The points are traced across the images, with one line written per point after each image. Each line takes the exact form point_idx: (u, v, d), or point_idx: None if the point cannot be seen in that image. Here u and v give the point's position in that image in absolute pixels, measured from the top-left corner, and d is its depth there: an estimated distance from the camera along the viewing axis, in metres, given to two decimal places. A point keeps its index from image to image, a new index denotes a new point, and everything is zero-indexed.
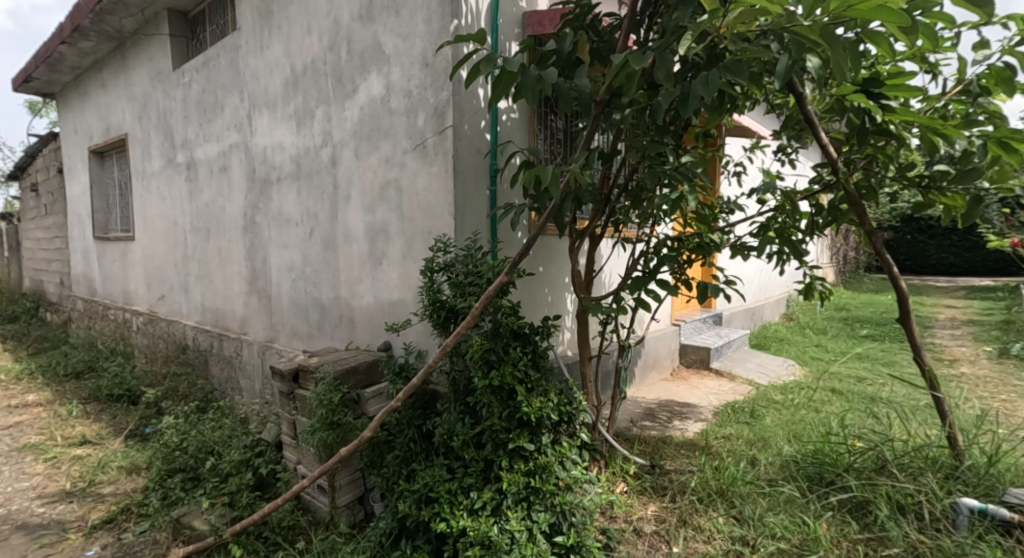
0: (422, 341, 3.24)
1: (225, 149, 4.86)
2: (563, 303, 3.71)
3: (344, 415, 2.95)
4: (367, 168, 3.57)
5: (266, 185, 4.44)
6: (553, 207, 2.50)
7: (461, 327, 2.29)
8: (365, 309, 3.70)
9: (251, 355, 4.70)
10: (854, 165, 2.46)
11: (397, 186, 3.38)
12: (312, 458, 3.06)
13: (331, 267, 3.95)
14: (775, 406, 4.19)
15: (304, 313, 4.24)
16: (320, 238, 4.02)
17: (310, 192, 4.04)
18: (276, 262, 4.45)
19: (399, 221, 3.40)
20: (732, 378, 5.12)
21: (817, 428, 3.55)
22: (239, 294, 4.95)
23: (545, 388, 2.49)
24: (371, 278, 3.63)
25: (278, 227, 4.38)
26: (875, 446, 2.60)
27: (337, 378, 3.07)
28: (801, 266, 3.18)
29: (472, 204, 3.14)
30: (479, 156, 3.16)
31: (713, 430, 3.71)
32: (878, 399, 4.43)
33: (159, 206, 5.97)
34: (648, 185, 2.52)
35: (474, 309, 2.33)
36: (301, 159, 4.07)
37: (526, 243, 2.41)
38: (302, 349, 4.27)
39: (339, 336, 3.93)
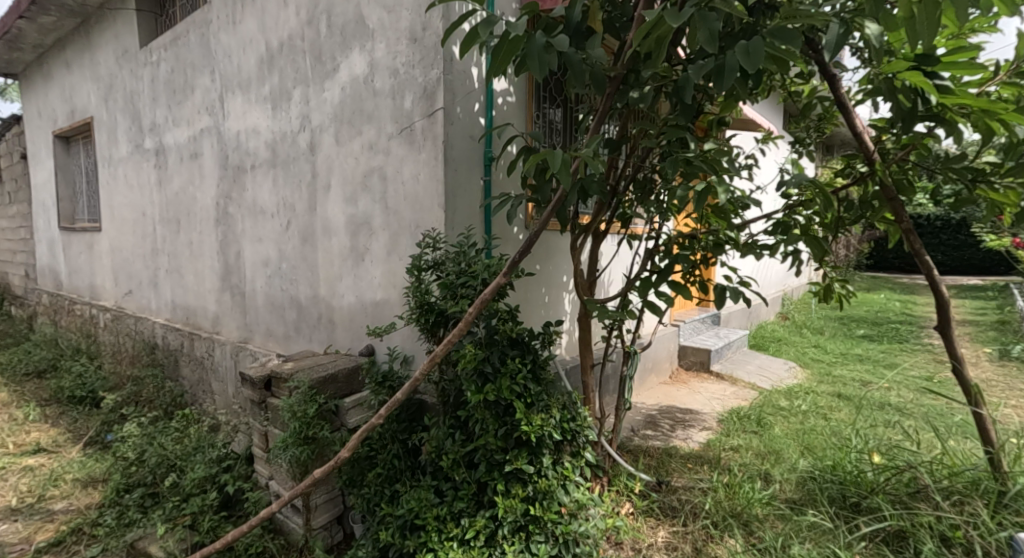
0: (408, 346, 2.94)
1: (195, 134, 4.49)
2: (560, 304, 3.44)
3: (320, 429, 2.66)
4: (348, 155, 3.25)
5: (240, 174, 4.10)
6: (559, 198, 2.15)
7: (452, 335, 2.01)
8: (346, 309, 3.39)
9: (224, 356, 4.36)
10: (890, 156, 2.21)
11: (382, 174, 3.08)
12: (285, 475, 2.76)
13: (310, 263, 3.63)
14: (783, 414, 3.97)
15: (280, 312, 3.92)
16: (298, 232, 3.69)
17: (286, 182, 3.71)
18: (250, 257, 4.12)
19: (384, 214, 3.09)
20: (734, 381, 4.91)
21: (831, 439, 3.33)
22: (211, 290, 4.60)
23: (547, 403, 2.22)
24: (353, 275, 3.33)
25: (252, 219, 4.05)
26: (913, 467, 2.39)
27: (313, 387, 2.77)
28: (821, 267, 2.91)
29: (464, 196, 2.85)
30: (472, 143, 2.87)
31: (722, 441, 3.47)
32: (887, 405, 4.24)
33: (127, 195, 5.57)
34: (667, 175, 2.22)
35: (467, 315, 2.03)
36: (278, 145, 3.73)
37: (528, 240, 2.11)
38: (278, 351, 3.95)
39: (318, 338, 3.62)
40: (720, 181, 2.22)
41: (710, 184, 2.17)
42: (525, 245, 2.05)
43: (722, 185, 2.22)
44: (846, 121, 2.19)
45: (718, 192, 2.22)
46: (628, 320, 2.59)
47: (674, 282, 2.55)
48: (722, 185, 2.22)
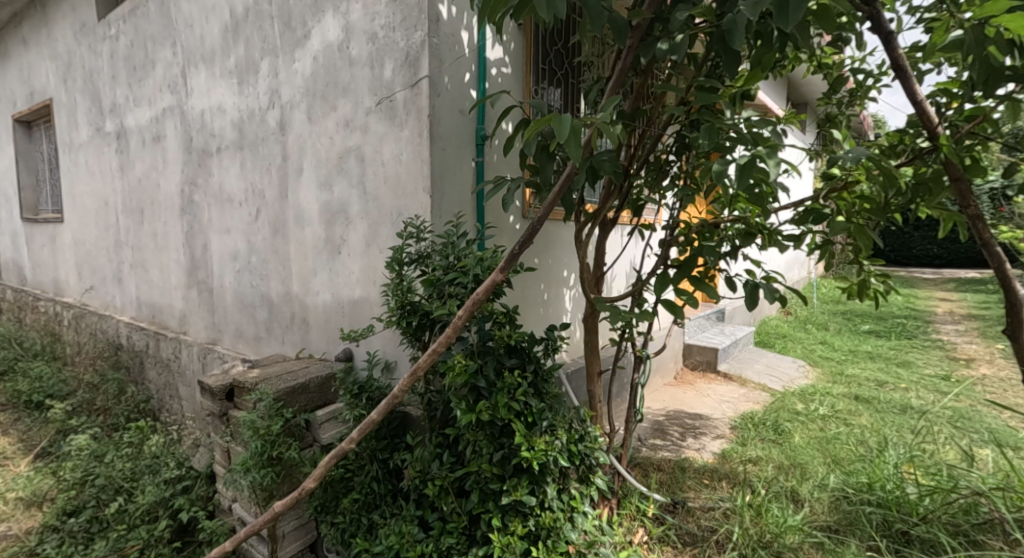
0: (389, 351, 2.59)
1: (157, 115, 4.07)
2: (559, 302, 3.10)
3: (287, 448, 2.31)
4: (322, 134, 2.87)
5: (205, 158, 3.69)
6: (567, 178, 1.76)
7: (437, 344, 1.66)
8: (321, 308, 3.03)
9: (191, 359, 3.98)
10: (955, 130, 1.88)
11: (359, 155, 2.70)
12: (249, 501, 2.41)
13: (281, 256, 3.25)
14: (802, 419, 3.66)
15: (250, 311, 3.54)
16: (268, 222, 3.31)
17: (255, 165, 3.32)
18: (218, 250, 3.73)
19: (362, 200, 2.72)
20: (743, 383, 4.60)
21: (859, 450, 3.05)
22: (177, 286, 4.20)
23: (551, 423, 1.88)
24: (328, 270, 2.96)
25: (219, 208, 3.65)
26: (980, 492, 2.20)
27: (279, 399, 2.40)
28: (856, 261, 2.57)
29: (453, 179, 2.49)
30: (462, 119, 2.51)
31: (739, 452, 3.15)
32: (909, 409, 3.97)
33: (89, 183, 5.13)
34: (701, 146, 1.83)
35: (456, 319, 1.68)
36: (245, 125, 3.33)
37: (529, 228, 1.75)
38: (249, 354, 3.58)
39: (291, 339, 3.26)
40: (770, 150, 1.72)
41: (758, 154, 1.67)
42: (524, 235, 1.69)
43: (775, 157, 1.70)
44: (904, 88, 1.84)
45: (772, 165, 1.71)
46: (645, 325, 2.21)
47: (700, 281, 2.16)
48: (774, 157, 1.70)
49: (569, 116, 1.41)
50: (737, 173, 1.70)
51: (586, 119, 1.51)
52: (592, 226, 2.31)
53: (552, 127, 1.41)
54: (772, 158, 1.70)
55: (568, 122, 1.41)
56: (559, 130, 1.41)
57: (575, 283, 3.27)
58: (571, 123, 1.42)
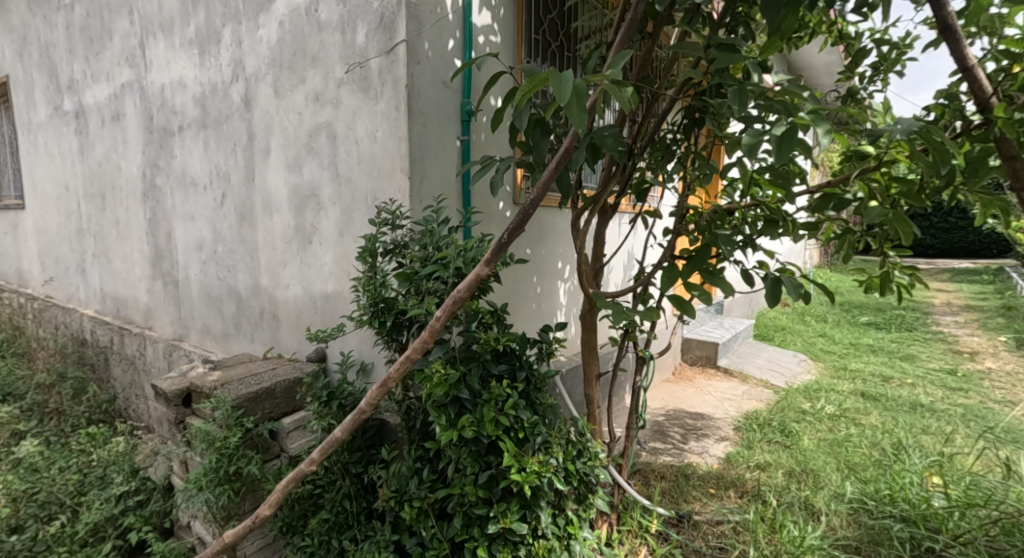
0: (366, 351, 2.33)
1: (116, 91, 3.73)
2: (552, 295, 2.87)
3: (248, 462, 2.05)
4: (290, 110, 2.58)
5: (167, 138, 3.37)
6: (566, 153, 1.49)
7: (411, 351, 1.40)
8: (292, 303, 2.76)
9: (156, 356, 3.70)
10: (1009, 101, 1.63)
11: (330, 132, 2.43)
12: (207, 520, 2.15)
13: (249, 246, 2.97)
14: (809, 419, 3.46)
15: (218, 305, 3.26)
16: (234, 208, 3.02)
17: (218, 145, 3.02)
18: (182, 239, 3.43)
19: (334, 184, 2.45)
20: (744, 379, 4.39)
21: (874, 456, 2.84)
22: (141, 278, 3.90)
23: (546, 438, 1.63)
24: (299, 261, 2.69)
25: (183, 192, 3.34)
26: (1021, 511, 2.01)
27: (239, 407, 2.15)
28: (880, 251, 2.33)
29: (434, 159, 2.23)
30: (444, 92, 2.24)
31: (745, 457, 2.95)
32: (918, 407, 3.78)
33: (49, 166, 4.77)
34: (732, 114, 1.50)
35: (434, 322, 1.42)
36: (207, 101, 3.02)
37: (522, 213, 1.48)
38: (217, 352, 3.31)
39: (260, 337, 2.99)
40: (817, 115, 1.32)
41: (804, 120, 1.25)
42: (514, 223, 1.43)
43: (823, 123, 1.31)
44: (953, 53, 1.53)
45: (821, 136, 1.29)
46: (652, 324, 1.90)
47: (715, 275, 1.89)
48: (824, 123, 1.30)
49: (572, 74, 1.15)
50: (773, 147, 1.28)
51: (591, 79, 1.24)
52: (592, 213, 2.05)
53: (550, 87, 1.15)
54: (818, 126, 1.31)
55: (570, 82, 1.15)
56: (559, 92, 1.14)
57: (569, 275, 3.04)
58: (573, 82, 1.16)
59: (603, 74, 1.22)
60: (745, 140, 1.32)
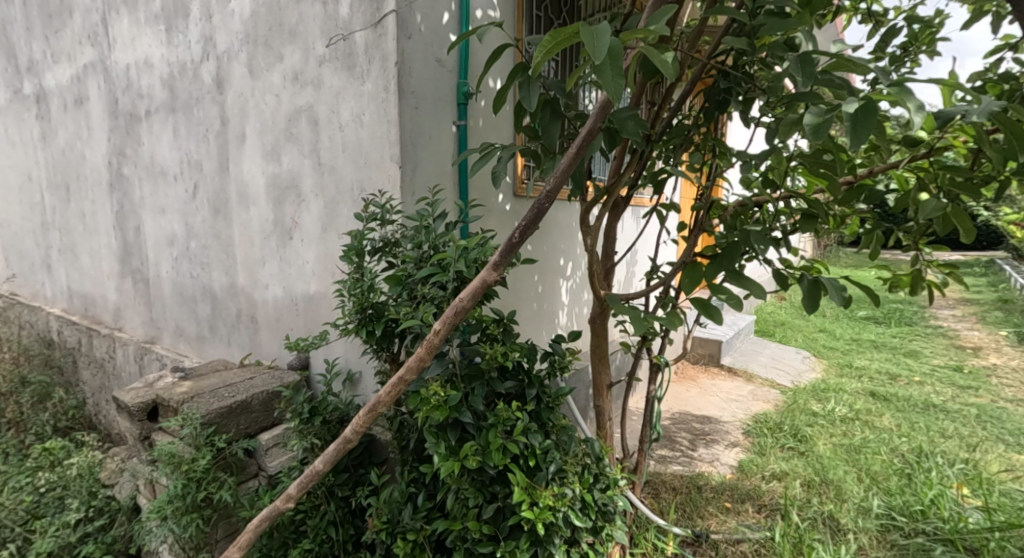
0: (352, 359, 2.11)
1: (78, 72, 3.42)
2: (554, 295, 2.67)
3: (220, 486, 1.83)
4: (267, 91, 2.32)
5: (133, 123, 3.09)
6: (589, 134, 1.27)
7: (405, 371, 1.19)
8: (271, 305, 2.52)
9: (127, 360, 3.44)
10: None
11: (311, 116, 2.18)
12: (176, 550, 1.93)
13: (224, 242, 2.72)
14: (822, 422, 3.30)
15: (191, 305, 3.00)
16: (207, 200, 2.76)
17: (189, 131, 2.75)
18: (151, 233, 3.16)
19: (316, 173, 2.22)
20: (749, 379, 4.23)
21: (895, 464, 2.69)
22: (110, 275, 3.62)
23: (560, 466, 1.42)
24: (278, 259, 2.45)
25: (152, 183, 3.07)
26: None
27: (210, 424, 1.91)
28: (914, 248, 2.09)
29: (428, 147, 2.00)
30: (439, 71, 2.01)
31: (759, 465, 2.78)
32: (931, 408, 3.64)
33: (10, 155, 4.44)
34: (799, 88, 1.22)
35: (433, 335, 1.20)
36: (176, 82, 2.75)
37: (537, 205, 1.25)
38: (191, 356, 3.06)
39: (237, 341, 2.75)
40: (902, 88, 1.03)
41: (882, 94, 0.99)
42: (526, 219, 1.21)
43: (911, 97, 1.02)
44: None
45: (909, 114, 1.01)
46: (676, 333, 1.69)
47: (744, 277, 1.69)
48: (912, 97, 1.01)
49: (608, 28, 0.92)
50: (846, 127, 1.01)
51: (628, 36, 1.01)
52: (604, 207, 1.85)
53: (581, 43, 0.91)
54: (906, 100, 1.01)
55: (606, 37, 0.91)
56: (592, 47, 0.91)
57: (571, 273, 2.84)
58: (609, 39, 0.93)
59: (642, 30, 0.99)
60: (809, 121, 1.05)
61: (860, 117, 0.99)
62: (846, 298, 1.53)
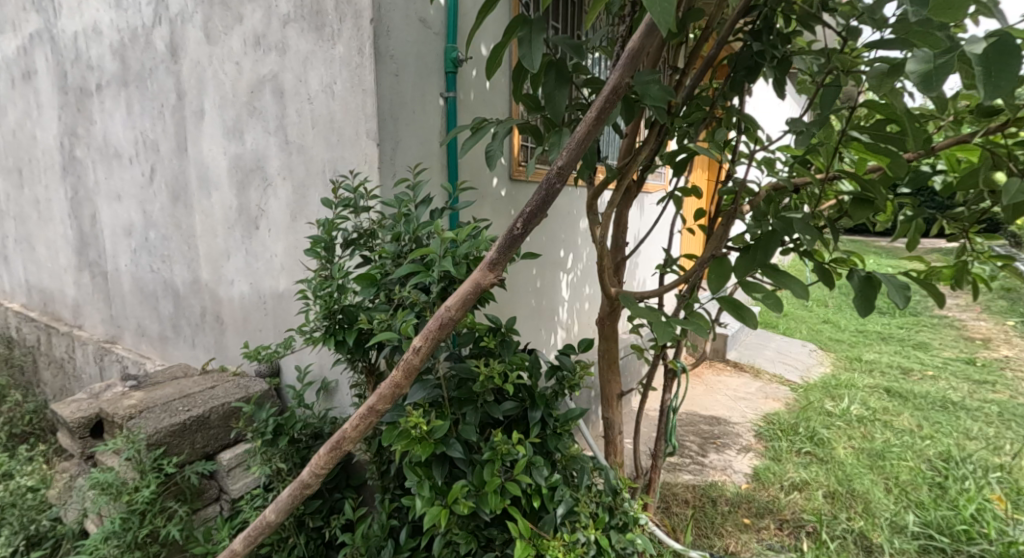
0: (325, 366, 1.85)
1: (24, 43, 3.08)
2: (553, 289, 2.42)
3: (169, 519, 1.56)
4: (226, 58, 2.02)
5: (84, 99, 2.77)
6: (613, 90, 0.98)
7: (377, 400, 0.93)
8: (237, 303, 2.25)
9: (87, 361, 3.16)
10: None
11: (276, 86, 1.89)
12: None
13: (185, 233, 2.42)
14: (839, 424, 3.08)
15: (152, 302, 2.71)
16: (165, 185, 2.46)
17: (143, 107, 2.44)
18: (108, 222, 2.85)
19: (283, 153, 1.93)
20: (756, 375, 4.03)
21: (925, 473, 2.49)
22: (67, 268, 3.31)
23: (571, 505, 1.17)
24: (244, 252, 2.17)
25: (106, 166, 2.76)
26: None
27: (158, 445, 1.65)
28: (962, 237, 1.82)
29: (410, 122, 1.72)
30: (422, 32, 1.72)
31: (776, 474, 2.55)
32: (950, 406, 3.45)
33: None
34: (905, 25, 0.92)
35: (410, 356, 0.94)
36: (127, 51, 2.44)
37: (548, 185, 0.96)
38: (154, 357, 2.78)
39: (202, 342, 2.47)
40: None
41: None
42: (530, 206, 0.94)
43: None
44: None
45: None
46: (703, 341, 1.42)
47: (782, 272, 1.44)
48: None
49: None
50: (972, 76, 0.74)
51: None
52: (617, 192, 1.58)
53: None
54: None
55: None
56: None
57: (573, 265, 2.58)
58: None
59: None
60: (913, 67, 0.78)
61: (993, 62, 0.72)
62: (910, 298, 1.28)
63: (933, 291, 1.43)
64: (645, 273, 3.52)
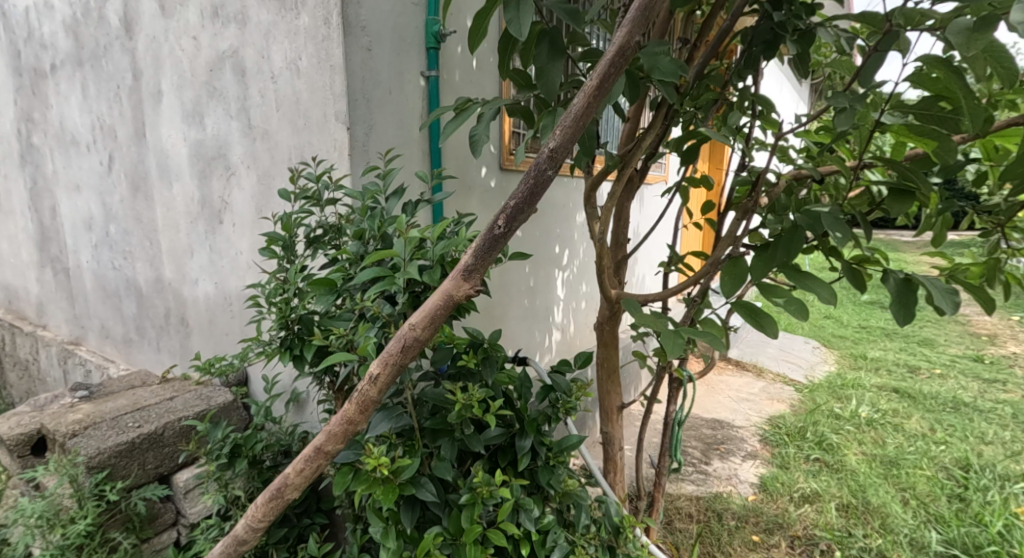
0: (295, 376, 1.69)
1: None
2: (547, 288, 2.24)
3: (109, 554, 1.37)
4: (182, 33, 1.81)
5: (39, 81, 2.55)
6: (624, 54, 0.77)
7: (322, 443, 0.78)
8: (202, 304, 2.06)
9: (51, 363, 2.96)
10: None
11: (236, 64, 1.69)
12: None
13: (146, 227, 2.22)
14: (849, 428, 2.92)
15: (115, 302, 2.52)
16: (124, 175, 2.26)
17: (98, 89, 2.23)
18: (68, 215, 2.65)
19: (245, 139, 1.73)
20: (759, 375, 3.88)
21: (944, 484, 2.33)
22: (29, 265, 3.10)
23: (566, 550, 1.01)
24: (208, 249, 1.98)
25: (64, 154, 2.55)
26: None
27: (101, 468, 1.46)
28: (996, 233, 1.65)
29: (387, 105, 1.52)
30: (399, 1, 1.52)
31: (785, 484, 2.38)
32: (962, 407, 3.29)
33: None
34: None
35: (363, 389, 0.77)
36: (80, 28, 2.23)
37: (541, 175, 0.75)
38: (119, 361, 2.59)
39: (167, 346, 2.28)
40: None
41: None
42: (514, 199, 0.75)
43: None
44: None
45: None
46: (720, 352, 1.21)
47: (805, 272, 1.25)
48: None
49: None
50: None
51: None
52: (618, 184, 1.37)
53: None
54: None
55: None
56: None
57: (568, 262, 2.40)
58: None
59: None
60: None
61: None
62: (957, 304, 1.12)
63: (978, 295, 1.26)
64: (644, 269, 3.35)
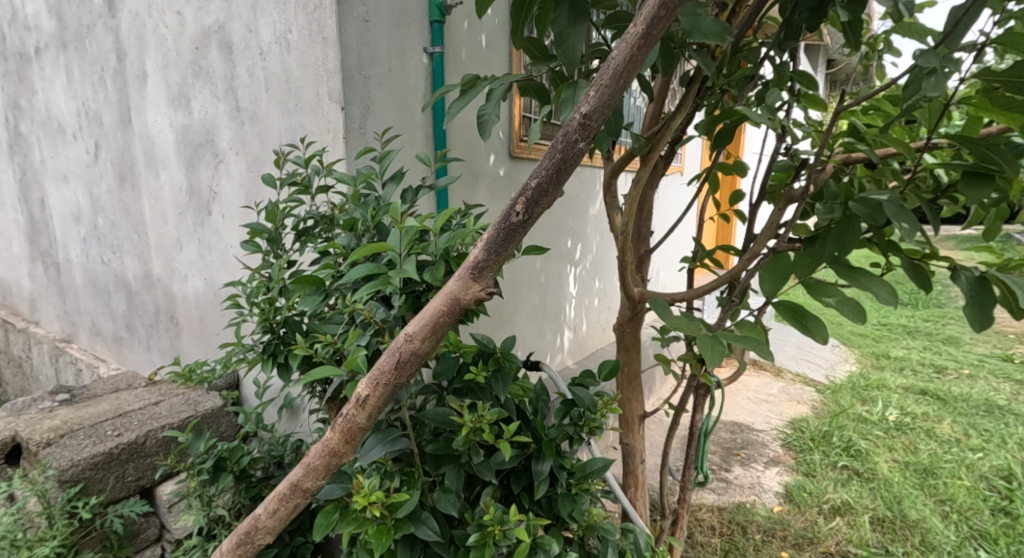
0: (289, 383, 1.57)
1: None
2: (559, 285, 2.10)
3: None
4: (166, 8, 1.67)
5: (25, 66, 2.42)
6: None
7: (299, 477, 0.67)
8: (191, 301, 1.93)
9: (43, 361, 2.85)
10: None
11: (223, 39, 1.54)
12: None
13: (134, 220, 2.09)
14: (878, 433, 2.76)
15: (105, 299, 2.40)
16: (110, 163, 2.12)
17: (83, 71, 2.10)
18: (57, 207, 2.52)
19: (233, 123, 1.59)
20: (778, 375, 3.71)
21: (986, 497, 2.17)
22: (21, 259, 2.99)
23: None
24: (196, 241, 1.84)
25: (51, 143, 2.43)
26: None
27: (75, 481, 1.33)
28: None
29: (386, 84, 1.38)
30: None
31: (813, 494, 2.23)
32: (996, 411, 3.11)
33: None
34: None
35: (346, 415, 0.66)
36: (64, 7, 2.09)
37: (571, 151, 0.60)
38: (110, 360, 2.47)
39: (157, 345, 2.16)
40: None
41: None
42: (536, 178, 0.60)
43: None
44: None
45: None
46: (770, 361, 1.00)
47: (859, 270, 1.07)
48: None
49: None
50: None
51: None
52: (641, 171, 1.21)
53: None
54: None
55: None
56: None
57: (581, 257, 2.25)
58: None
59: None
60: None
61: None
62: None
63: None
64: (660, 265, 3.19)
